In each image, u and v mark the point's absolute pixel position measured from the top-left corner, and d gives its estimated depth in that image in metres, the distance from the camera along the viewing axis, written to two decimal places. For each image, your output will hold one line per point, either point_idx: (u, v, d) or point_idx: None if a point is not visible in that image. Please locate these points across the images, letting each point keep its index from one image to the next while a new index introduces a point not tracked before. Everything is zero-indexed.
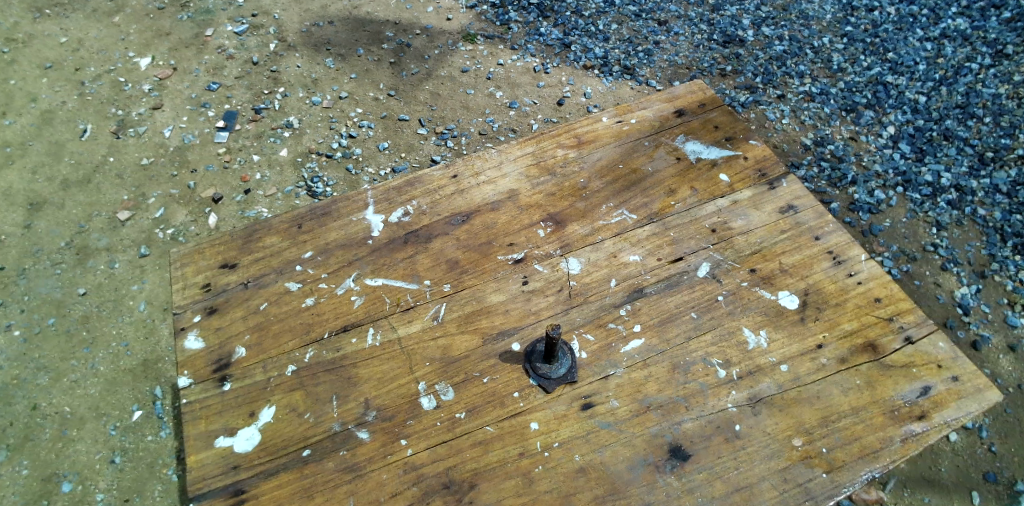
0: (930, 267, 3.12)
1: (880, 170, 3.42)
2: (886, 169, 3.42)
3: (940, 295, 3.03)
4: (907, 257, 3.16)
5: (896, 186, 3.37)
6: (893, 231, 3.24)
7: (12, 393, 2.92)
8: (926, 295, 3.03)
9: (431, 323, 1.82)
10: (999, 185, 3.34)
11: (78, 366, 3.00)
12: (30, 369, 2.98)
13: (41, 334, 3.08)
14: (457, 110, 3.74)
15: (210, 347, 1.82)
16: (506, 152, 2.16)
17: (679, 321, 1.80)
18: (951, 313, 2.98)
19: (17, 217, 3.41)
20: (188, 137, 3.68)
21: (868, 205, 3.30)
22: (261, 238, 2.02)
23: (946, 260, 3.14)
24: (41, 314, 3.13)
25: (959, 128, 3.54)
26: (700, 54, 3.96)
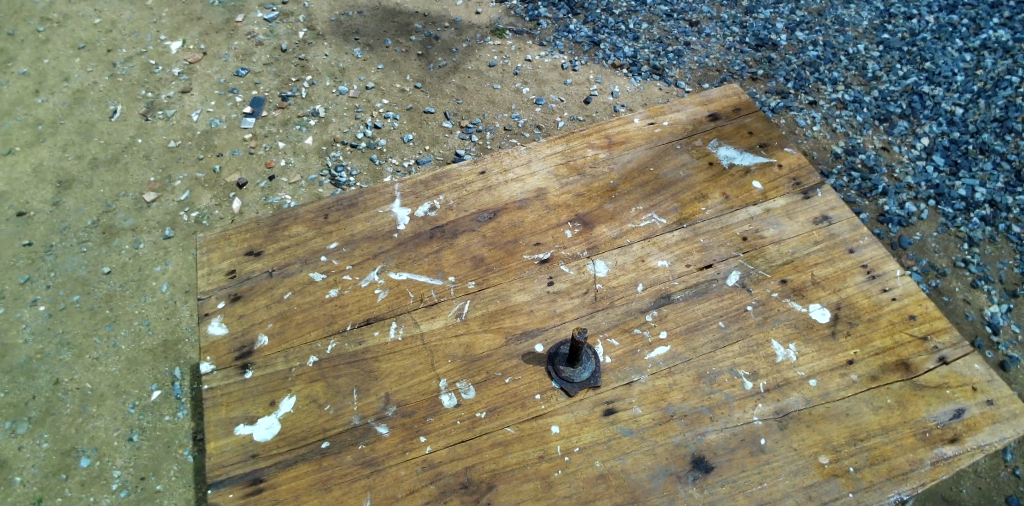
0: (959, 283, 3.05)
1: (912, 182, 3.34)
2: (918, 181, 3.34)
3: (969, 312, 2.96)
4: (937, 272, 3.08)
5: (928, 199, 3.29)
6: (923, 245, 3.16)
7: (35, 367, 2.96)
8: (955, 312, 2.96)
9: (455, 320, 1.80)
10: None
11: (100, 343, 3.03)
12: (54, 344, 3.02)
13: (66, 310, 3.12)
14: (483, 104, 3.72)
15: (233, 333, 1.82)
16: (535, 150, 2.14)
17: (706, 330, 1.77)
18: (980, 331, 2.91)
19: (46, 194, 3.46)
20: (215, 122, 3.70)
21: (899, 217, 3.22)
22: (287, 227, 2.01)
23: (976, 277, 3.06)
24: (66, 291, 3.17)
25: (996, 143, 3.45)
26: (731, 57, 3.89)
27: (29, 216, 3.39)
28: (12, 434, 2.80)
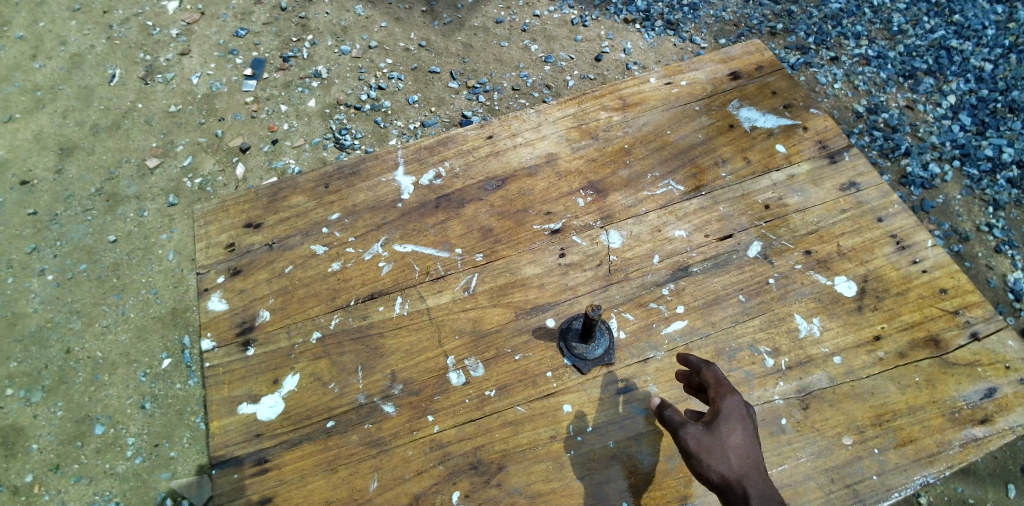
0: (983, 248, 2.94)
1: (936, 142, 3.18)
2: (943, 141, 3.18)
3: (991, 278, 2.87)
4: (959, 236, 2.97)
5: (953, 159, 3.14)
6: (947, 209, 3.03)
7: (46, 336, 2.94)
8: (977, 277, 2.86)
9: (462, 294, 1.73)
10: None
11: (108, 311, 3.00)
12: (63, 313, 2.99)
13: (73, 280, 3.08)
14: (490, 63, 3.57)
15: (234, 309, 1.76)
16: (545, 112, 2.02)
17: (725, 304, 1.69)
18: (1002, 298, 2.83)
19: (48, 161, 3.38)
20: (216, 85, 3.58)
21: (921, 179, 3.08)
22: (287, 197, 1.93)
23: (1000, 242, 2.94)
24: (73, 260, 3.13)
25: None
26: (751, 10, 3.69)
27: (32, 184, 3.32)
28: (27, 403, 2.80)
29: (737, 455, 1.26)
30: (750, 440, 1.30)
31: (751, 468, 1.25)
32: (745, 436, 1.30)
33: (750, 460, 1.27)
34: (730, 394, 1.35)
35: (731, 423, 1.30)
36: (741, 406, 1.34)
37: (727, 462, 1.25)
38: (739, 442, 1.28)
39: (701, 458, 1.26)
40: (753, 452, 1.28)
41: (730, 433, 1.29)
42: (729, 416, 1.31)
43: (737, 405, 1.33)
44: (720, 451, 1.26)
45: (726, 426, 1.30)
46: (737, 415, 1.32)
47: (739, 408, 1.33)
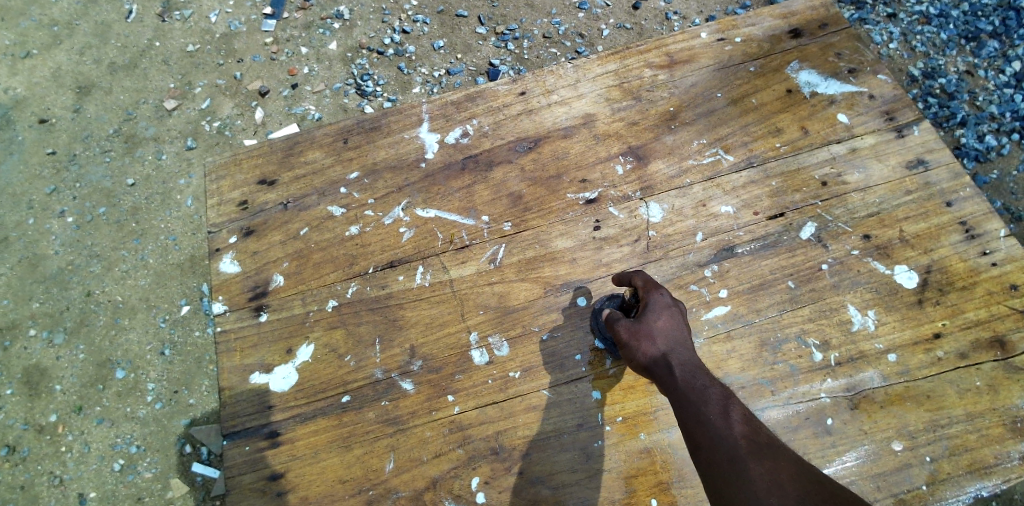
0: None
1: (996, 112, 2.87)
2: (1003, 111, 2.87)
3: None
4: (1011, 216, 2.73)
5: (1013, 131, 2.85)
6: (1000, 186, 2.79)
7: (67, 278, 2.90)
8: None
9: (488, 266, 1.61)
10: None
11: (127, 256, 2.94)
12: (84, 257, 2.94)
13: (93, 223, 3.01)
14: (521, 8, 3.32)
15: (247, 272, 1.66)
16: (584, 67, 1.83)
17: (773, 290, 1.55)
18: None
19: (66, 99, 3.25)
20: (234, 24, 3.39)
21: (976, 151, 2.82)
22: (304, 152, 1.79)
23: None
24: (92, 203, 3.05)
25: None
26: None
27: (51, 123, 3.21)
28: (49, 345, 2.78)
29: (662, 335, 1.33)
30: (677, 322, 1.35)
31: (677, 345, 1.32)
32: (671, 319, 1.36)
33: (676, 338, 1.33)
34: (656, 288, 1.40)
35: (655, 309, 1.36)
36: (668, 297, 1.39)
37: (652, 342, 1.32)
38: (665, 325, 1.34)
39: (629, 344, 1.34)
40: (678, 332, 1.34)
41: (654, 317, 1.35)
42: (653, 306, 1.37)
43: (663, 297, 1.38)
44: (647, 334, 1.33)
45: (652, 313, 1.35)
46: (662, 303, 1.38)
47: (666, 299, 1.38)
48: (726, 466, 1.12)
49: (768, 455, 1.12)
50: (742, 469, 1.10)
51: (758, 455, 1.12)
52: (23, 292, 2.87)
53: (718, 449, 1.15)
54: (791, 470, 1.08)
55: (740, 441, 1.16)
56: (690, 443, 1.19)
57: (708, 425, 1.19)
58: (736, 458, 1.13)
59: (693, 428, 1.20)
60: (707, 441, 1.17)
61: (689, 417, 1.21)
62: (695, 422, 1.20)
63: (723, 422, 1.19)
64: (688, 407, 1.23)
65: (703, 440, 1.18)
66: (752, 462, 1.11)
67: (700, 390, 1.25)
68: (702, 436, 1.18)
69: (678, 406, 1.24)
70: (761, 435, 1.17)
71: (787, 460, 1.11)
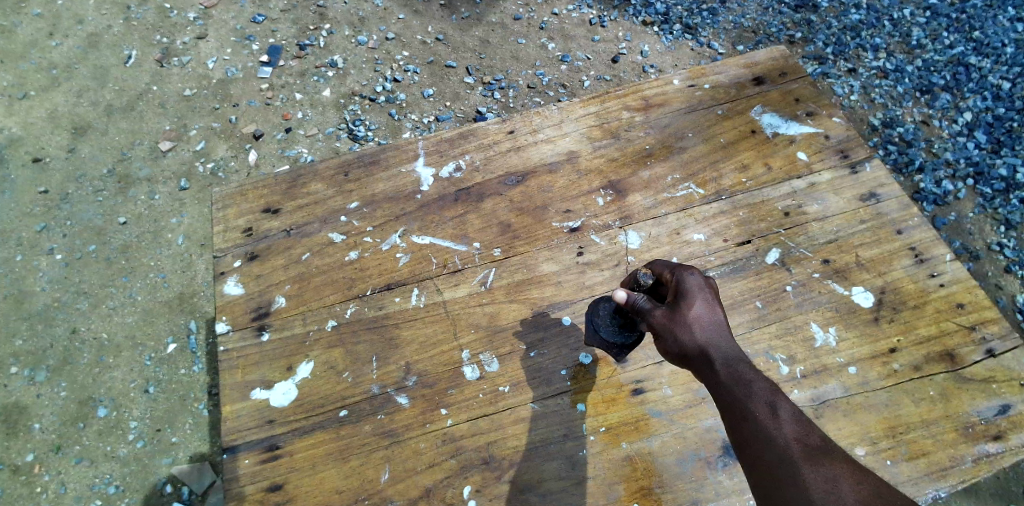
0: (992, 267, 2.87)
1: (951, 159, 3.08)
2: (958, 158, 3.08)
3: (1001, 298, 2.80)
4: (969, 255, 2.89)
5: (966, 177, 3.05)
6: (958, 226, 2.96)
7: (53, 315, 2.94)
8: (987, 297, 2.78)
9: (479, 289, 1.72)
10: None
11: (116, 294, 3.00)
12: (72, 294, 2.99)
13: (82, 260, 3.08)
14: (506, 60, 3.54)
15: (250, 293, 1.76)
16: (567, 110, 2.00)
17: (742, 310, 1.68)
18: (1010, 318, 2.75)
19: (61, 140, 3.36)
20: (231, 70, 3.56)
21: (934, 195, 3.00)
22: (306, 184, 1.92)
23: (1011, 262, 2.87)
24: (82, 241, 3.12)
25: None
26: (770, 17, 3.56)
27: (45, 162, 3.30)
28: (31, 382, 2.80)
29: (699, 323, 1.35)
30: (711, 306, 1.38)
31: (715, 333, 1.35)
32: (705, 304, 1.38)
33: (713, 324, 1.36)
34: (686, 272, 1.42)
35: (688, 294, 1.39)
36: (699, 280, 1.41)
37: (689, 331, 1.35)
38: (701, 312, 1.36)
39: (664, 334, 1.37)
40: (715, 318, 1.37)
41: (690, 300, 1.38)
42: (686, 292, 1.39)
43: (694, 281, 1.40)
44: (683, 323, 1.35)
45: (687, 299, 1.38)
46: (693, 285, 1.41)
47: (697, 283, 1.40)
48: (778, 468, 1.18)
49: (821, 458, 1.17)
50: (795, 474, 1.16)
51: (812, 460, 1.17)
52: (7, 328, 2.90)
53: (769, 450, 1.20)
54: (846, 475, 1.13)
55: (792, 443, 1.20)
56: (739, 438, 1.25)
57: (757, 424, 1.23)
58: (787, 463, 1.18)
59: (741, 426, 1.25)
60: (758, 442, 1.22)
61: (736, 413, 1.26)
62: (743, 420, 1.25)
63: (772, 422, 1.23)
64: (734, 404, 1.27)
65: (751, 440, 1.23)
66: (805, 466, 1.16)
67: (746, 388, 1.28)
68: (752, 435, 1.23)
69: (723, 401, 1.29)
70: (811, 436, 1.22)
71: (841, 463, 1.15)
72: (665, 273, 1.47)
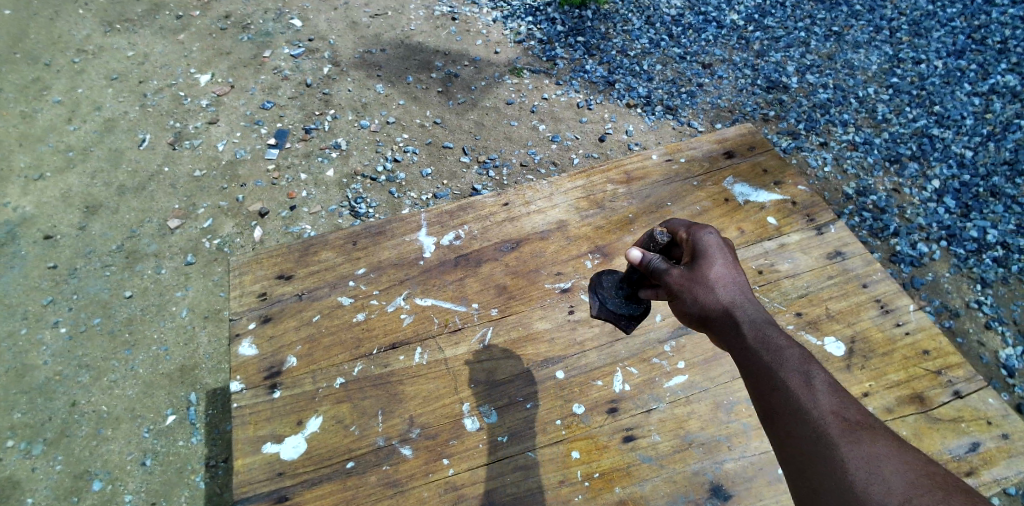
0: (973, 324, 2.94)
1: (924, 223, 3.24)
2: (930, 222, 3.25)
3: (984, 354, 2.86)
4: (950, 313, 2.97)
5: (940, 239, 3.19)
6: (936, 286, 3.06)
7: (53, 388, 2.99)
8: (970, 354, 2.85)
9: (477, 346, 1.85)
10: None
11: (118, 366, 3.06)
12: (73, 366, 3.05)
13: (86, 333, 3.16)
14: (500, 141, 3.80)
15: (263, 354, 1.87)
16: (556, 183, 2.20)
17: (723, 361, 1.81)
18: (995, 374, 2.81)
19: (73, 218, 3.54)
20: (240, 152, 3.80)
21: (911, 257, 3.13)
22: (317, 252, 2.08)
23: (990, 318, 2.95)
24: (87, 314, 3.22)
25: (1007, 186, 3.34)
26: (744, 98, 3.86)
27: (56, 239, 3.47)
28: (26, 455, 2.82)
29: (720, 283, 1.44)
30: (731, 265, 1.48)
31: (737, 295, 1.43)
32: (725, 264, 1.47)
33: (734, 285, 1.44)
34: (704, 235, 1.53)
35: (708, 253, 1.49)
36: (717, 242, 1.51)
37: (711, 293, 1.44)
38: (721, 272, 1.46)
39: (687, 294, 1.46)
40: (736, 279, 1.45)
41: (708, 256, 1.49)
42: (704, 252, 1.50)
43: (712, 243, 1.51)
44: (704, 284, 1.45)
45: (706, 260, 1.48)
46: (712, 247, 1.51)
47: (716, 244, 1.51)
48: (811, 441, 1.19)
49: (860, 435, 1.17)
50: (830, 448, 1.17)
51: (849, 436, 1.17)
52: (6, 401, 2.94)
53: (803, 421, 1.21)
54: (886, 455, 1.12)
55: (828, 415, 1.21)
56: (770, 405, 1.27)
57: (790, 394, 1.25)
58: (823, 436, 1.18)
59: (773, 394, 1.27)
60: (790, 411, 1.24)
61: (767, 381, 1.29)
62: (773, 389, 1.27)
63: (807, 393, 1.24)
64: (766, 372, 1.30)
65: (783, 408, 1.25)
66: (841, 442, 1.16)
67: (777, 358, 1.31)
68: (785, 404, 1.25)
69: (754, 367, 1.32)
70: (850, 411, 1.21)
71: (882, 443, 1.15)
72: (682, 234, 1.58)
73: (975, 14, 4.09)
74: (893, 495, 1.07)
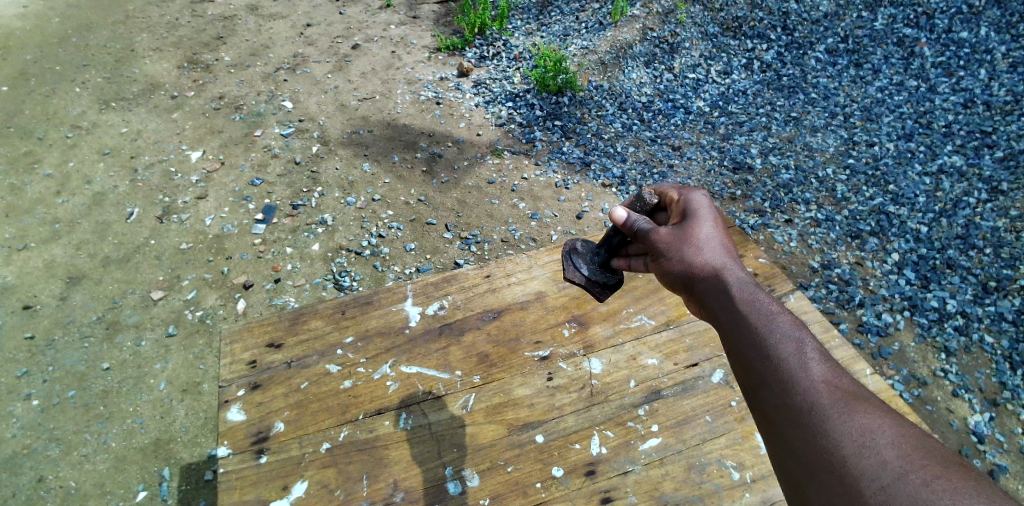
0: (941, 392, 3.07)
1: (887, 294, 3.43)
2: (892, 293, 3.43)
3: (954, 421, 2.97)
4: (918, 381, 3.10)
5: (903, 309, 3.37)
6: (903, 355, 3.20)
7: (20, 462, 2.94)
8: (939, 421, 2.97)
9: (460, 411, 1.93)
10: (1005, 313, 3.31)
11: (90, 440, 3.02)
12: (43, 440, 3.01)
13: (59, 405, 3.13)
14: (482, 218, 3.99)
15: (251, 420, 1.93)
16: (535, 257, 2.35)
17: (694, 423, 1.91)
18: (966, 440, 2.92)
19: (55, 289, 3.58)
20: (227, 227, 3.91)
21: (877, 327, 3.29)
22: (307, 321, 2.17)
23: (956, 386, 3.09)
24: (62, 386, 3.20)
25: (961, 258, 3.55)
26: (712, 178, 4.12)
27: (35, 309, 3.49)
28: None
29: (709, 246, 1.65)
30: (719, 230, 1.69)
31: (725, 258, 1.63)
32: (714, 230, 1.69)
33: (722, 248, 1.65)
34: (695, 202, 1.77)
35: (696, 210, 1.75)
36: (707, 209, 1.74)
37: (702, 256, 1.63)
38: (709, 235, 1.67)
39: (675, 251, 1.67)
40: (724, 245, 1.66)
41: (694, 211, 1.75)
42: (695, 216, 1.73)
43: (703, 209, 1.74)
44: (695, 245, 1.65)
45: (697, 222, 1.70)
46: (702, 212, 1.74)
47: (706, 211, 1.74)
48: (805, 409, 1.32)
49: (853, 407, 1.29)
50: (825, 419, 1.29)
51: (842, 407, 1.29)
52: None
53: (797, 391, 1.35)
54: (882, 429, 1.24)
55: (821, 385, 1.34)
56: (764, 370, 1.40)
57: (784, 363, 1.39)
58: (817, 407, 1.31)
59: (767, 361, 1.41)
60: (784, 377, 1.37)
61: (761, 348, 1.43)
62: (768, 356, 1.41)
63: (800, 363, 1.38)
64: (761, 341, 1.44)
65: (777, 374, 1.38)
66: (836, 414, 1.29)
67: (772, 332, 1.45)
68: (780, 373, 1.38)
69: (747, 334, 1.47)
70: (842, 383, 1.35)
71: (875, 415, 1.27)
72: (675, 201, 1.83)
73: (920, 100, 4.43)
74: (887, 467, 1.19)
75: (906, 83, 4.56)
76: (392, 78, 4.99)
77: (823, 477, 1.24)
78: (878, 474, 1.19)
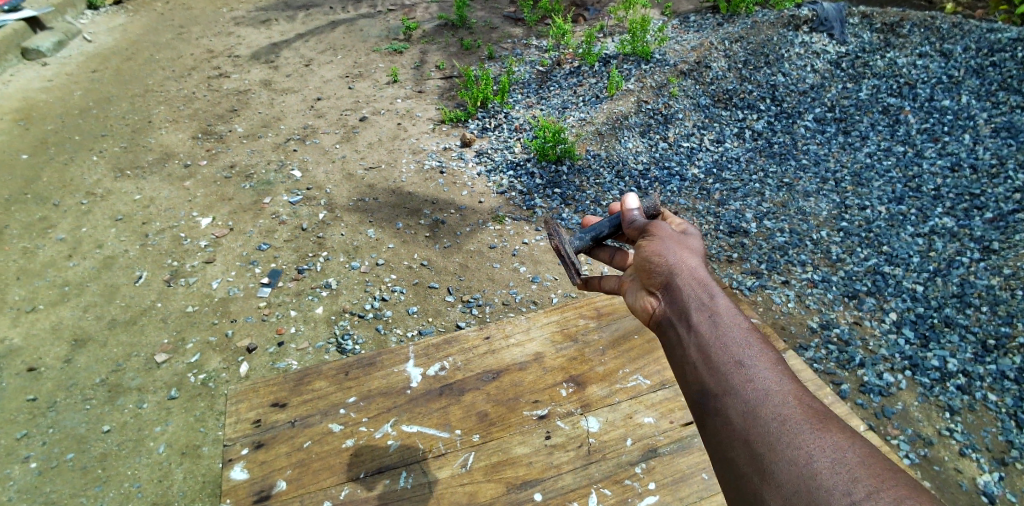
0: (948, 452, 3.05)
1: (887, 354, 3.46)
2: (892, 353, 3.46)
3: (963, 481, 2.94)
4: (925, 441, 3.09)
5: (904, 369, 3.39)
6: (907, 414, 3.20)
7: None
8: (948, 481, 2.94)
9: (460, 470, 1.97)
10: (1006, 371, 3.33)
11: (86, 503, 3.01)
12: (39, 503, 3.00)
13: (56, 468, 3.13)
14: (483, 281, 4.09)
15: (254, 478, 1.96)
16: (533, 318, 2.42)
17: (690, 481, 1.95)
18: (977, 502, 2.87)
19: (60, 351, 3.64)
20: (233, 290, 4.01)
21: (879, 387, 3.31)
22: (311, 381, 2.22)
23: (964, 445, 3.07)
24: (61, 448, 3.21)
25: (959, 316, 3.61)
26: (709, 242, 4.22)
27: (39, 371, 3.54)
28: None
29: (697, 258, 1.77)
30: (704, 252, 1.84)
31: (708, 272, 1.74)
32: (700, 250, 1.83)
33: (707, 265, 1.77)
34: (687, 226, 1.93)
35: (690, 231, 1.92)
36: (695, 234, 1.90)
37: (691, 264, 1.74)
38: (697, 251, 1.81)
39: (667, 255, 1.76)
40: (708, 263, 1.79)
41: (688, 229, 1.93)
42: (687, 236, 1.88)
43: (692, 233, 1.90)
44: (686, 254, 1.78)
45: (688, 240, 1.85)
46: (691, 235, 1.89)
47: (694, 235, 1.89)
48: (778, 420, 1.41)
49: (822, 423, 1.40)
50: (798, 434, 1.38)
51: (814, 423, 1.40)
52: None
53: (771, 403, 1.44)
54: (851, 449, 1.35)
55: (793, 402, 1.44)
56: (741, 377, 1.49)
57: (760, 375, 1.49)
58: (791, 419, 1.41)
59: (743, 369, 1.50)
60: (759, 389, 1.47)
61: (739, 357, 1.52)
62: (745, 366, 1.51)
63: (774, 378, 1.49)
64: (739, 351, 1.53)
65: (753, 384, 1.48)
66: (809, 429, 1.39)
67: (749, 346, 1.54)
68: (755, 384, 1.47)
69: (725, 339, 1.56)
70: (811, 401, 1.46)
71: (843, 434, 1.38)
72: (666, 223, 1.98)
73: (908, 164, 4.61)
74: (859, 483, 1.29)
75: (894, 149, 4.76)
76: (397, 148, 5.21)
77: (792, 489, 1.33)
78: (850, 489, 1.28)
